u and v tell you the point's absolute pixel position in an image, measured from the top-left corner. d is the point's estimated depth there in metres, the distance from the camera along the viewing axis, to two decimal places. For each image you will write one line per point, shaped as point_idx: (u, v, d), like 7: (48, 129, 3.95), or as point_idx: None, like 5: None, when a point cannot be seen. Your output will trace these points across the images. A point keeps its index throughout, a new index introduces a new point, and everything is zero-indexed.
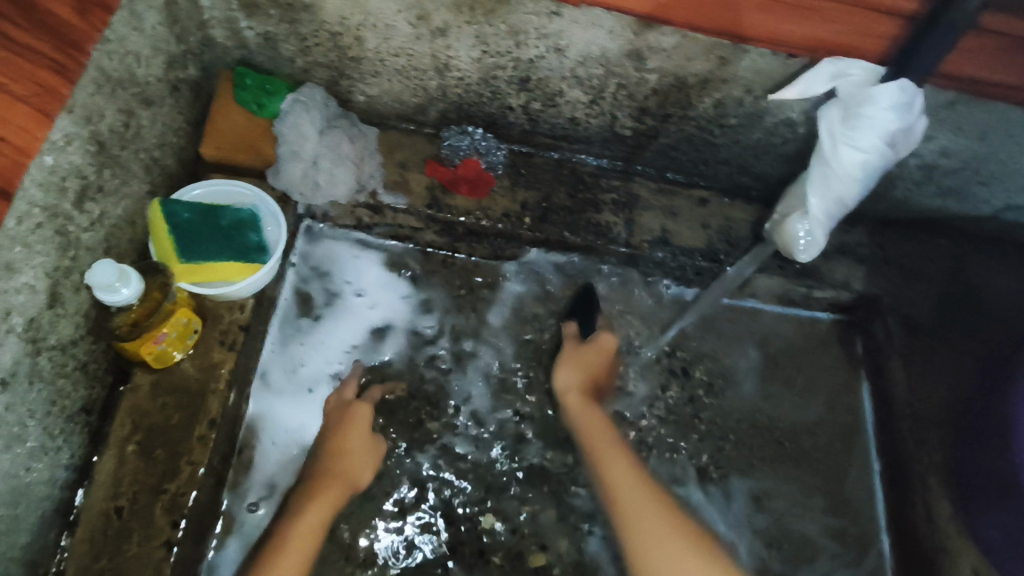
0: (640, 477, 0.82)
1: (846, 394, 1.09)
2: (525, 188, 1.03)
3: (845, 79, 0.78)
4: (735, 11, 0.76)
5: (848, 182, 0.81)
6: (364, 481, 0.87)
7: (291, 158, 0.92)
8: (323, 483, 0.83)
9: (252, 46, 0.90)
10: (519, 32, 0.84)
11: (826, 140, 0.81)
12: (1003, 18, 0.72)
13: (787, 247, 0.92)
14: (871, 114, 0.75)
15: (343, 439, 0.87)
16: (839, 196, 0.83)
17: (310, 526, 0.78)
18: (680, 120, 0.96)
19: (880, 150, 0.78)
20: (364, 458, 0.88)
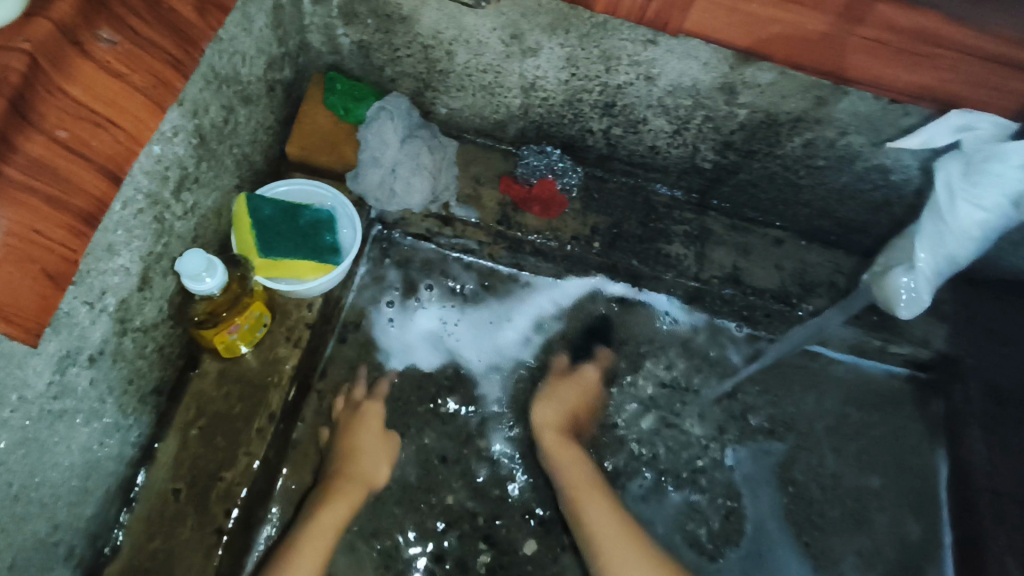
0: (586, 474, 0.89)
1: (917, 458, 1.04)
2: (596, 212, 1.02)
3: (970, 133, 0.75)
4: (840, 55, 0.73)
5: (962, 241, 0.76)
6: (380, 479, 0.89)
7: (371, 165, 0.93)
8: (334, 486, 0.83)
9: (345, 52, 0.93)
10: (610, 57, 0.83)
11: (945, 193, 0.76)
12: None
13: (886, 301, 0.87)
14: (997, 170, 0.70)
15: (354, 440, 0.87)
16: (950, 254, 0.78)
17: (320, 534, 0.79)
18: (764, 157, 0.94)
19: (1006, 210, 0.72)
20: (376, 455, 0.89)
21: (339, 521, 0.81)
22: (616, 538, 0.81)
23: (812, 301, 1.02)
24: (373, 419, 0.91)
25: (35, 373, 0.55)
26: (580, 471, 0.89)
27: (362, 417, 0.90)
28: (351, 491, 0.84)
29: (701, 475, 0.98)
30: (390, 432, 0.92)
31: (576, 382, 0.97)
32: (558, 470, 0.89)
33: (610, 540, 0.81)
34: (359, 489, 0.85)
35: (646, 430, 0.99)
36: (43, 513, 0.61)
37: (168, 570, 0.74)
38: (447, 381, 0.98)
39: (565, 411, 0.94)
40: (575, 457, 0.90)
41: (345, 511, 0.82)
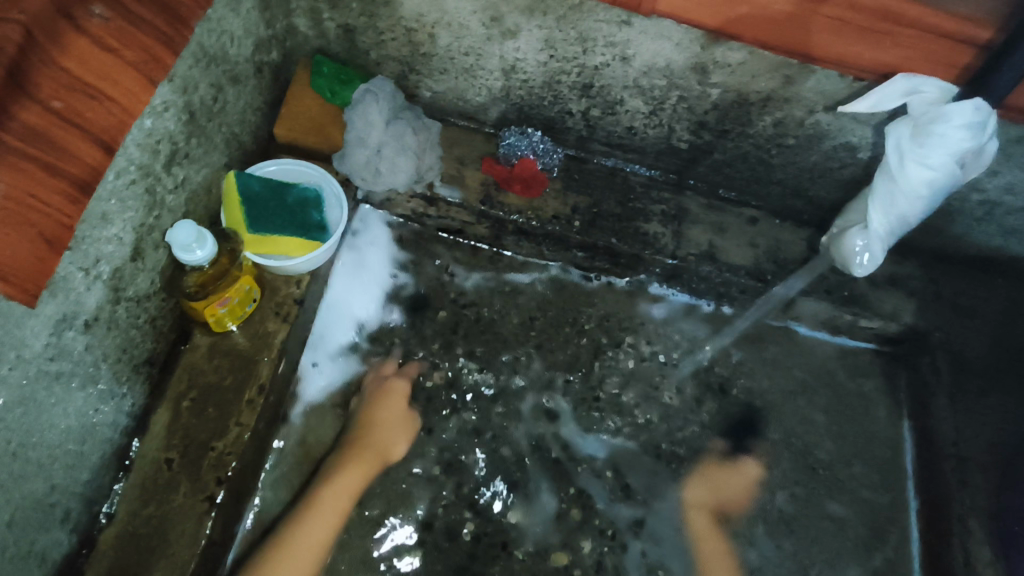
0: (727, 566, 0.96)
1: (886, 428, 1.08)
2: (577, 192, 1.05)
3: (916, 96, 0.78)
4: (806, 33, 0.77)
5: (911, 199, 0.82)
6: (399, 453, 0.92)
7: (357, 145, 0.95)
8: (352, 455, 0.89)
9: (331, 36, 0.95)
10: (587, 39, 0.86)
11: (894, 155, 0.81)
12: None
13: (842, 263, 0.93)
14: (942, 131, 0.75)
15: (377, 413, 0.92)
16: (900, 212, 0.83)
17: (336, 498, 0.85)
18: (738, 136, 0.97)
19: (951, 167, 0.78)
20: (396, 431, 0.93)
21: (353, 488, 0.87)
22: None
23: (785, 276, 1.05)
24: (397, 396, 0.95)
25: (32, 334, 0.57)
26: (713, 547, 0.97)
27: (388, 392, 0.94)
28: (368, 462, 0.89)
29: (679, 445, 1.01)
30: (412, 409, 0.96)
31: (733, 489, 1.00)
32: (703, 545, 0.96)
33: None
34: (375, 461, 0.89)
35: (626, 403, 1.02)
36: (40, 474, 0.64)
37: (161, 535, 0.77)
38: (433, 356, 1.01)
39: (721, 497, 1.00)
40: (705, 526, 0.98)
41: (361, 478, 0.88)
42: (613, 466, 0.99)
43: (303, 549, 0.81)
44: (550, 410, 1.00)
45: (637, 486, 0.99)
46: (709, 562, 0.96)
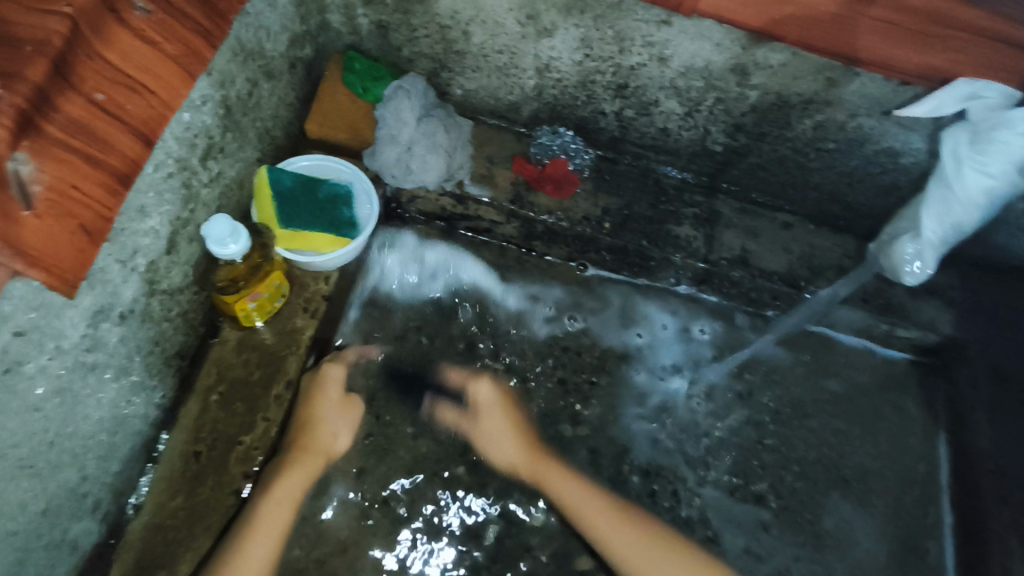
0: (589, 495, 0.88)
1: (922, 441, 1.05)
2: (607, 193, 1.04)
3: (976, 101, 0.76)
4: (851, 35, 0.75)
5: (967, 208, 0.83)
6: (341, 447, 0.88)
7: (388, 142, 0.95)
8: (290, 458, 0.81)
9: (364, 32, 0.95)
10: (624, 38, 0.85)
11: (951, 162, 0.82)
12: None
13: (892, 270, 0.97)
14: (1002, 141, 0.76)
15: (314, 410, 0.84)
16: (955, 221, 0.85)
17: (276, 511, 0.78)
18: (774, 139, 0.95)
19: (1009, 176, 0.78)
20: (337, 423, 0.87)
21: (296, 492, 0.81)
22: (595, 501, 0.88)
23: (819, 284, 1.03)
24: (333, 383, 0.87)
25: (70, 324, 0.57)
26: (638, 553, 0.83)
27: (323, 383, 0.87)
28: (311, 463, 0.83)
29: (707, 453, 0.99)
30: (351, 395, 0.90)
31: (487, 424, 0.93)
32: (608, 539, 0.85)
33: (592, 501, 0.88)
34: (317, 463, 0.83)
35: (654, 408, 1.01)
36: (73, 463, 0.65)
37: (188, 528, 0.77)
38: (459, 356, 1.00)
39: None
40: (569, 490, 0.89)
41: (304, 481, 0.82)
42: (641, 471, 0.98)
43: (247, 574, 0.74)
44: (576, 413, 0.99)
45: (664, 493, 0.97)
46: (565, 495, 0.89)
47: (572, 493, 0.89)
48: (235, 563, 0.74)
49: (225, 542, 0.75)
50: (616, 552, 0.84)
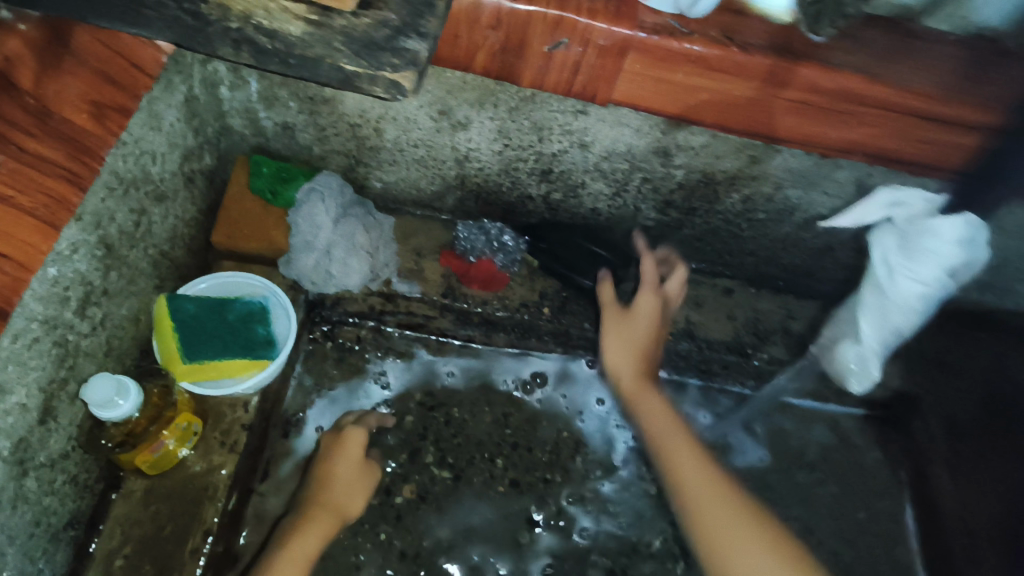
0: (673, 426, 0.80)
1: (884, 502, 1.03)
2: (543, 276, 1.01)
3: (901, 208, 0.77)
4: (768, 116, 0.74)
5: (905, 314, 0.77)
6: (355, 511, 0.83)
7: (304, 250, 0.90)
8: (309, 513, 0.78)
9: (269, 134, 0.91)
10: (543, 128, 0.82)
11: (882, 268, 0.77)
12: None
13: (838, 377, 0.91)
14: (931, 245, 0.72)
15: (332, 466, 0.83)
16: (895, 327, 0.79)
17: (290, 569, 0.73)
18: (706, 213, 0.93)
19: (942, 282, 0.74)
20: (353, 486, 0.83)
21: (311, 550, 0.75)
22: (680, 454, 0.77)
23: (767, 349, 1.02)
24: (355, 447, 0.85)
25: None
26: (675, 443, 0.78)
27: (344, 444, 0.84)
28: (327, 521, 0.78)
29: (674, 541, 0.95)
30: (371, 464, 0.87)
31: (643, 319, 0.88)
32: (642, 402, 0.83)
33: (674, 451, 0.77)
34: (331, 520, 0.79)
35: (615, 501, 0.96)
36: None
37: None
38: (401, 469, 0.93)
39: None
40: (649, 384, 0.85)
41: (320, 540, 0.77)
42: (607, 572, 0.92)
43: None
44: (532, 516, 0.93)
45: None
46: (672, 454, 0.77)
47: (648, 385, 0.84)
48: None
49: None
50: (682, 484, 0.74)
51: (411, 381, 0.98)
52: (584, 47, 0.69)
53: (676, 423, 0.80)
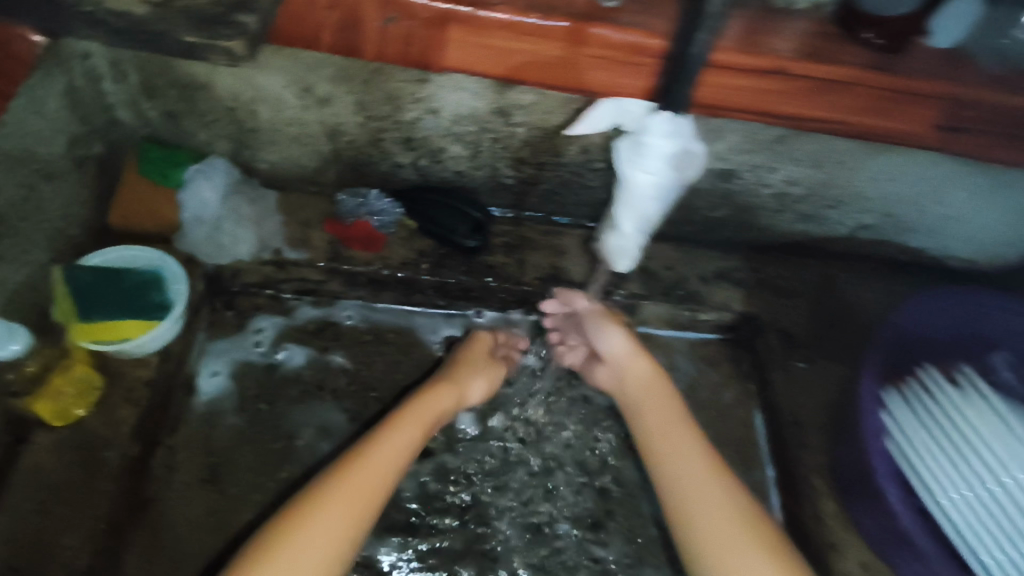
0: (698, 456, 0.89)
1: (737, 410, 1.16)
2: (422, 237, 1.12)
3: (625, 115, 0.91)
4: (577, 72, 0.86)
5: (647, 204, 0.95)
6: (473, 399, 1.03)
7: (195, 223, 1.01)
8: (411, 408, 0.93)
9: (156, 124, 1.00)
10: (395, 98, 0.94)
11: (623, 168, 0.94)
12: (797, 61, 0.85)
13: (608, 258, 1.08)
14: (650, 143, 0.89)
15: (461, 371, 1.02)
16: (642, 214, 0.97)
17: (390, 454, 0.85)
18: (554, 167, 1.07)
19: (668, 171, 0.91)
20: (475, 379, 1.03)
21: (411, 442, 0.89)
22: (692, 461, 0.89)
23: (626, 287, 1.15)
24: (481, 351, 1.07)
25: None
26: (688, 458, 0.89)
27: (473, 348, 1.07)
28: (421, 424, 0.92)
29: (546, 456, 1.06)
30: (496, 363, 1.08)
31: (656, 393, 0.97)
32: (670, 459, 0.90)
33: (688, 462, 0.89)
34: (425, 427, 0.92)
35: (497, 424, 1.09)
36: None
37: None
38: (300, 416, 1.02)
39: None
40: (671, 411, 0.95)
41: (420, 432, 0.91)
42: (492, 486, 1.03)
43: (320, 527, 0.75)
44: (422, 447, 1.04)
45: (517, 503, 1.02)
46: (677, 469, 0.89)
47: (677, 455, 0.90)
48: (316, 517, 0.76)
49: (297, 506, 0.77)
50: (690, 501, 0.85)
51: (307, 340, 1.08)
52: (411, 20, 0.81)
53: (699, 452, 0.90)
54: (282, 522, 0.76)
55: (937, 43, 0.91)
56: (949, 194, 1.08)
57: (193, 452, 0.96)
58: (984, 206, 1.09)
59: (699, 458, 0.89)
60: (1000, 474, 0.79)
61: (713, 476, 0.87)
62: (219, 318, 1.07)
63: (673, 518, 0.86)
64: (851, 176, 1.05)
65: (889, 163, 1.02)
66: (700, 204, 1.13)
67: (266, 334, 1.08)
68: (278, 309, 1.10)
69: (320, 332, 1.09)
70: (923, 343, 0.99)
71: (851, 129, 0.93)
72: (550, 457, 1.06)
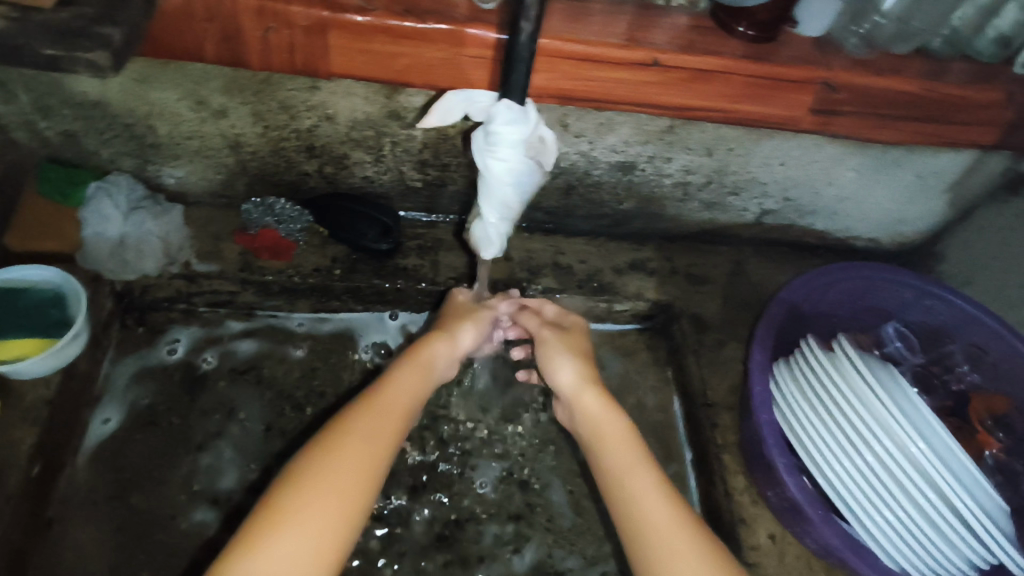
0: (636, 453, 0.83)
1: (657, 396, 1.18)
2: (334, 244, 1.13)
3: (472, 105, 0.85)
4: (462, 73, 0.88)
5: (507, 199, 0.82)
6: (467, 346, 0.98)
7: (97, 239, 1.01)
8: (407, 363, 0.88)
9: (55, 143, 1.01)
10: (289, 106, 0.96)
11: (479, 156, 0.79)
12: (677, 55, 0.88)
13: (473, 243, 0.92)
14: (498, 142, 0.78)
15: (456, 322, 0.98)
16: (503, 199, 0.82)
17: (393, 409, 0.81)
18: (459, 168, 1.09)
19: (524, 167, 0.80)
20: (469, 327, 0.98)
21: (412, 394, 0.84)
22: (630, 457, 0.82)
23: (540, 282, 1.18)
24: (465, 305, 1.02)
25: None
26: (627, 458, 0.82)
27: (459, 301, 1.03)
28: (422, 371, 0.88)
29: (465, 452, 1.07)
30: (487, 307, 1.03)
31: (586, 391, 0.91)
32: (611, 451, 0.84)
33: (625, 457, 0.82)
34: (428, 377, 0.89)
35: (414, 427, 1.08)
36: None
37: None
38: (213, 428, 1.02)
39: None
40: (605, 404, 0.89)
41: (418, 386, 0.86)
42: (409, 489, 1.03)
43: (342, 484, 0.71)
44: None
45: (436, 501, 1.03)
46: (623, 467, 0.82)
47: (616, 452, 0.83)
48: (333, 476, 0.71)
49: (305, 465, 0.72)
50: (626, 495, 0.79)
51: (221, 352, 1.08)
52: (290, 28, 0.83)
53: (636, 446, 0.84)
54: (287, 487, 0.70)
55: (806, 30, 0.94)
56: (838, 175, 1.12)
57: (97, 469, 0.96)
58: (873, 183, 1.14)
59: (639, 458, 0.82)
60: (907, 444, 0.80)
61: (649, 472, 0.80)
62: (130, 335, 1.07)
63: (625, 529, 0.78)
64: (743, 163, 1.10)
65: (778, 147, 1.07)
66: (606, 197, 1.16)
67: (178, 346, 1.07)
68: (192, 323, 1.10)
69: (233, 344, 1.09)
70: (817, 319, 1.04)
71: (729, 117, 0.97)
72: (469, 453, 1.07)
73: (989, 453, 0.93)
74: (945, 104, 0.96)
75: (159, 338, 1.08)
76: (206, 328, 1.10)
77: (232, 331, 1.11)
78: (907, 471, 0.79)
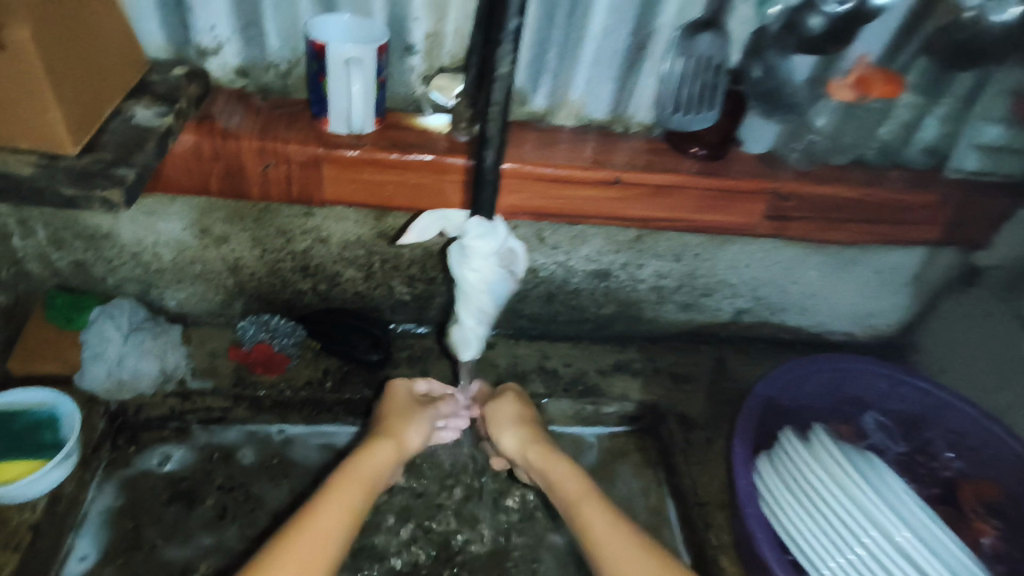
0: (606, 520, 0.87)
1: (650, 498, 1.17)
2: (326, 356, 1.17)
3: (448, 221, 0.92)
4: (443, 196, 0.98)
5: (481, 304, 0.88)
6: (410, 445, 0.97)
7: (95, 360, 1.04)
8: (336, 480, 0.86)
9: (65, 272, 1.08)
10: (286, 231, 1.05)
11: (457, 268, 0.86)
12: (636, 173, 0.98)
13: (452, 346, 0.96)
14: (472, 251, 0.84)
15: (393, 427, 0.97)
16: (479, 307, 0.88)
17: (323, 535, 0.79)
18: (445, 281, 1.16)
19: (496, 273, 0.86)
20: (404, 425, 0.98)
21: (344, 513, 0.82)
22: (607, 531, 0.85)
23: (528, 386, 1.20)
24: (400, 395, 1.05)
25: None
26: (612, 531, 0.85)
27: (393, 393, 1.05)
28: (352, 491, 0.85)
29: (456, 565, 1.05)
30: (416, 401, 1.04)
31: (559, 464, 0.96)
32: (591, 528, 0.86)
33: (605, 539, 0.84)
34: (367, 489, 0.87)
35: (403, 540, 1.06)
36: None
37: None
38: (197, 548, 1.00)
39: None
40: (570, 480, 0.93)
41: (353, 508, 0.84)
42: None
43: None
44: None
45: None
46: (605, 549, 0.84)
47: (602, 527, 0.86)
48: None
49: None
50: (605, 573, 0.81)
51: (211, 469, 1.08)
52: (287, 163, 0.93)
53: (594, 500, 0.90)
54: None
55: (750, 148, 1.04)
56: (802, 274, 1.20)
57: None
58: (836, 280, 1.21)
59: (602, 521, 0.86)
60: (896, 533, 0.81)
61: (619, 524, 0.86)
62: (121, 456, 1.07)
63: None
64: (711, 266, 1.17)
65: (741, 250, 1.15)
66: (586, 303, 1.22)
67: (167, 466, 1.07)
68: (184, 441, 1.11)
69: (224, 459, 1.10)
70: (799, 414, 1.06)
71: (691, 225, 1.06)
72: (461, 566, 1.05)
73: (986, 541, 0.93)
74: (885, 207, 1.05)
75: (150, 457, 1.08)
76: (195, 446, 1.11)
77: (223, 447, 1.11)
78: (897, 563, 0.80)
